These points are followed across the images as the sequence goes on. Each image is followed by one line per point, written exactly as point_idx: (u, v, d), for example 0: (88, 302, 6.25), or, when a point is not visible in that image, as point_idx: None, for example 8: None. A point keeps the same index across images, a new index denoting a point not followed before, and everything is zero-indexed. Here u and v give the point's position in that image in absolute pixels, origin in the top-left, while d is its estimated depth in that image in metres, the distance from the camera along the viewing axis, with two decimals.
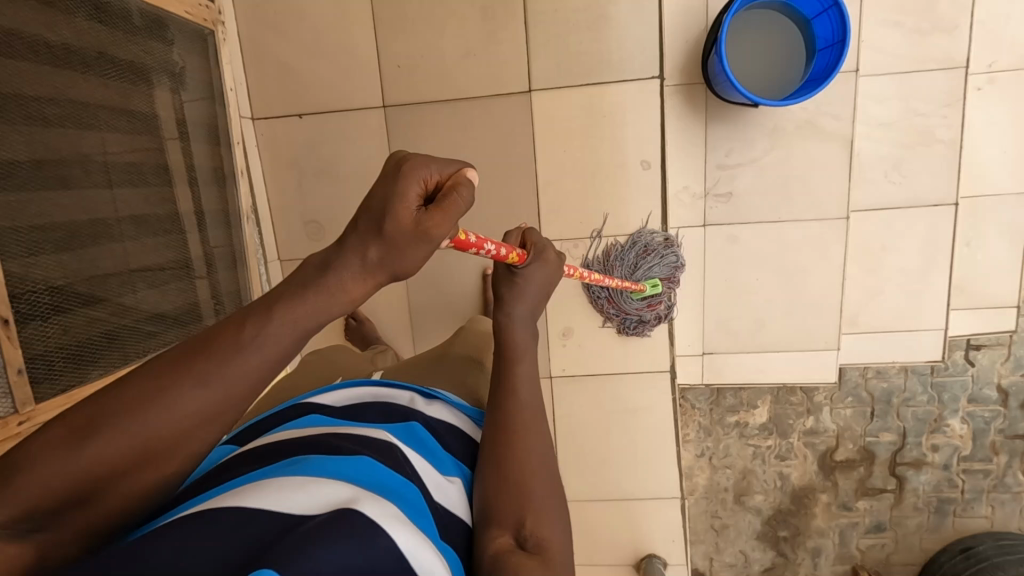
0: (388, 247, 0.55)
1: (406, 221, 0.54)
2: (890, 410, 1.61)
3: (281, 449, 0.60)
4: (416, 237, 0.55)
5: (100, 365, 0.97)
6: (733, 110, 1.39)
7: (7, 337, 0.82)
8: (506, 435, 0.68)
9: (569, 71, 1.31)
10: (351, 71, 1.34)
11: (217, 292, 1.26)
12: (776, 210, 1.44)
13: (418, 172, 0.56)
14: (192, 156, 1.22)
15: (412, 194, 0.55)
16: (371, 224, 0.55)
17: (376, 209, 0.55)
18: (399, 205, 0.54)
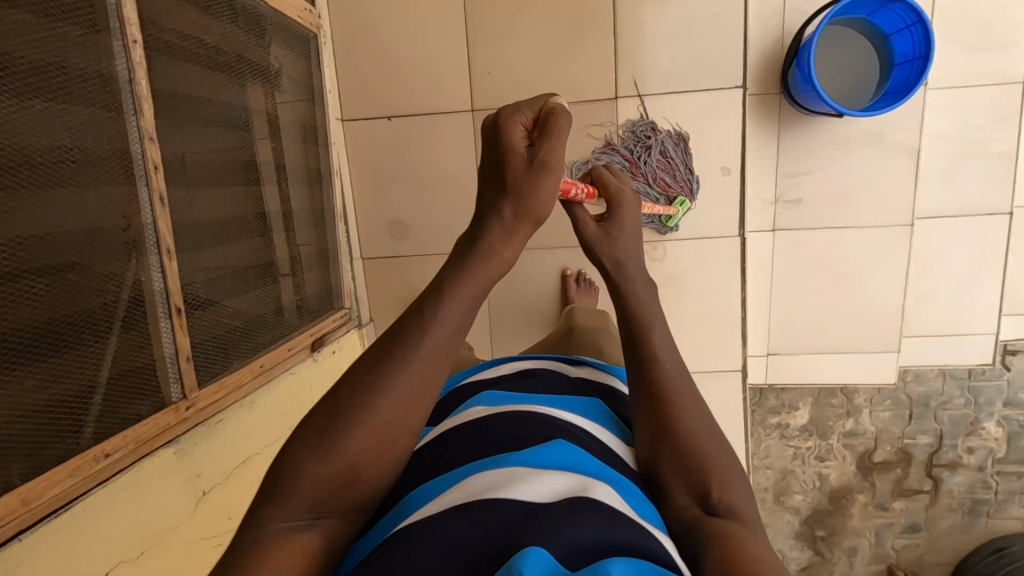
0: (518, 197, 0.59)
1: (521, 165, 0.58)
2: (927, 413, 1.65)
3: (475, 418, 0.64)
4: (535, 172, 0.59)
5: (238, 355, 0.95)
6: (806, 119, 1.44)
7: (180, 327, 0.80)
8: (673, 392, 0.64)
9: (654, 79, 1.36)
10: (442, 75, 1.38)
11: (301, 289, 1.25)
12: (843, 216, 1.49)
13: (515, 117, 0.61)
14: (285, 155, 1.22)
15: (514, 138, 0.60)
16: (492, 185, 0.60)
17: (493, 168, 0.60)
18: (511, 151, 0.59)
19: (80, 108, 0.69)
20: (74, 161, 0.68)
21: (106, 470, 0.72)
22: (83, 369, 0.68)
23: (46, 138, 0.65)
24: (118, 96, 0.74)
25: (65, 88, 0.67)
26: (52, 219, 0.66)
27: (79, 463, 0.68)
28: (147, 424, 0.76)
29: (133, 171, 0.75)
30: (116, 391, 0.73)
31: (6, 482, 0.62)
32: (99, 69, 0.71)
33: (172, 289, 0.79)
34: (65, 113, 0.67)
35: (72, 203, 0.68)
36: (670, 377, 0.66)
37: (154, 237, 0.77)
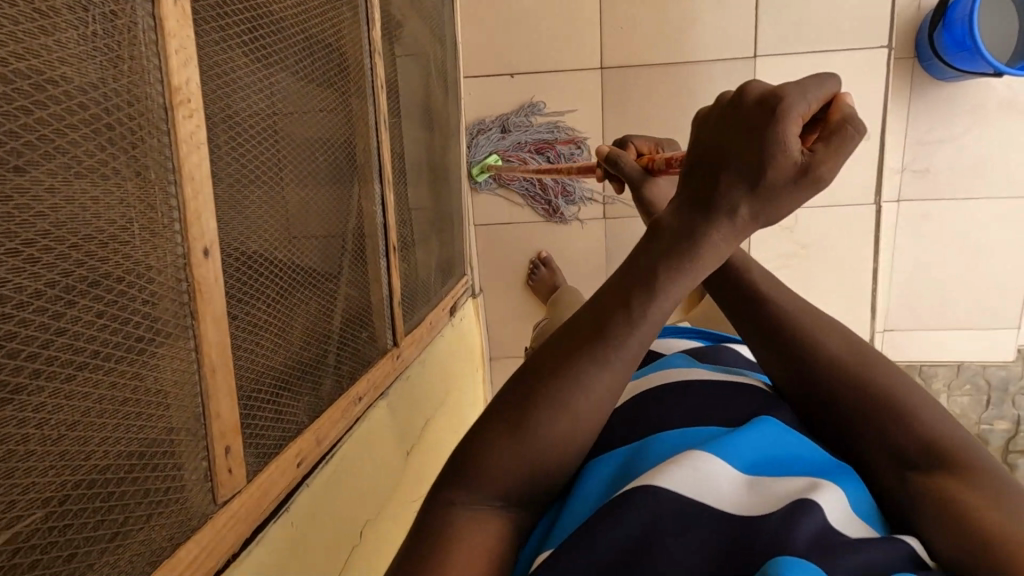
0: (763, 204, 0.41)
1: (788, 170, 0.39)
2: (1005, 398, 1.53)
3: (671, 387, 0.55)
4: (803, 189, 0.40)
5: (415, 311, 0.99)
6: (941, 86, 1.40)
7: (393, 268, 0.88)
8: (847, 371, 0.48)
9: (798, 36, 1.30)
10: (572, 31, 1.31)
11: (415, 268, 1.02)
12: (972, 187, 1.45)
13: (796, 105, 0.39)
14: (406, 101, 1.12)
15: (791, 138, 0.38)
16: (733, 185, 0.41)
17: (740, 164, 0.40)
18: (775, 154, 0.39)
19: (343, 44, 0.75)
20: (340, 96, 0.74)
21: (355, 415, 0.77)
22: (342, 297, 0.75)
23: (321, 84, 0.70)
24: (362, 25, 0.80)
25: (333, 19, 0.73)
26: (321, 161, 0.71)
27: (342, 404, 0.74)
28: (375, 371, 0.82)
29: (371, 111, 0.82)
30: (355, 330, 0.78)
31: (299, 418, 0.67)
32: (345, 28, 0.76)
33: (385, 231, 0.86)
34: (334, 47, 0.73)
35: (340, 136, 0.75)
36: (850, 363, 0.48)
37: (379, 176, 0.84)
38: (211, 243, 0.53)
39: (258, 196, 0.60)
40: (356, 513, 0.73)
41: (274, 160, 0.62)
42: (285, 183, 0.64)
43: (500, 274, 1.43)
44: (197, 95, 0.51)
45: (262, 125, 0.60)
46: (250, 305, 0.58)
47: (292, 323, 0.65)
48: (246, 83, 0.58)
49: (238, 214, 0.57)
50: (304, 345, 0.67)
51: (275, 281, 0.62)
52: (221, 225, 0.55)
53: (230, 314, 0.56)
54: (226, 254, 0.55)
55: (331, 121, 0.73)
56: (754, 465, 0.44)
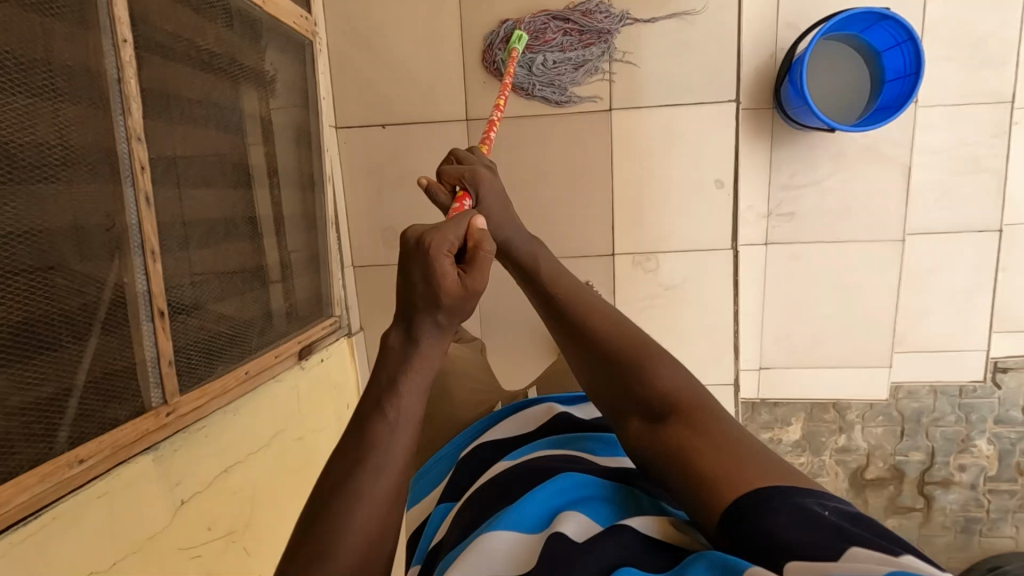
0: (452, 310, 0.57)
1: (452, 288, 0.56)
2: (919, 429, 1.64)
3: (500, 479, 0.64)
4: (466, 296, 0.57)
5: (224, 360, 0.92)
6: (800, 133, 1.46)
7: (162, 329, 0.77)
8: (622, 357, 0.62)
9: (652, 91, 1.36)
10: (437, 84, 1.39)
11: (291, 296, 1.19)
12: (835, 230, 1.50)
13: (438, 248, 0.57)
14: (278, 160, 1.19)
15: (443, 266, 0.57)
16: (427, 304, 0.57)
17: (423, 291, 0.57)
18: (440, 279, 0.56)
19: (66, 90, 0.64)
20: (56, 142, 0.63)
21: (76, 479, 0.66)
22: (57, 372, 0.63)
23: (36, 118, 0.60)
24: (102, 58, 0.69)
25: (48, 59, 0.62)
26: (29, 202, 0.60)
27: (50, 469, 0.63)
28: (121, 431, 0.71)
29: (119, 171, 0.71)
30: (86, 398, 0.67)
31: None
32: (69, 69, 0.64)
33: (154, 291, 0.75)
34: (46, 91, 0.61)
35: (58, 191, 0.63)
36: (622, 350, 0.62)
37: (138, 238, 0.73)
38: None
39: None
40: (126, 535, 0.72)
41: None
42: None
43: (382, 313, 1.48)
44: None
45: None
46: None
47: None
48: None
49: None
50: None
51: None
52: None
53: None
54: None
55: (57, 163, 0.63)
56: (531, 518, 0.55)
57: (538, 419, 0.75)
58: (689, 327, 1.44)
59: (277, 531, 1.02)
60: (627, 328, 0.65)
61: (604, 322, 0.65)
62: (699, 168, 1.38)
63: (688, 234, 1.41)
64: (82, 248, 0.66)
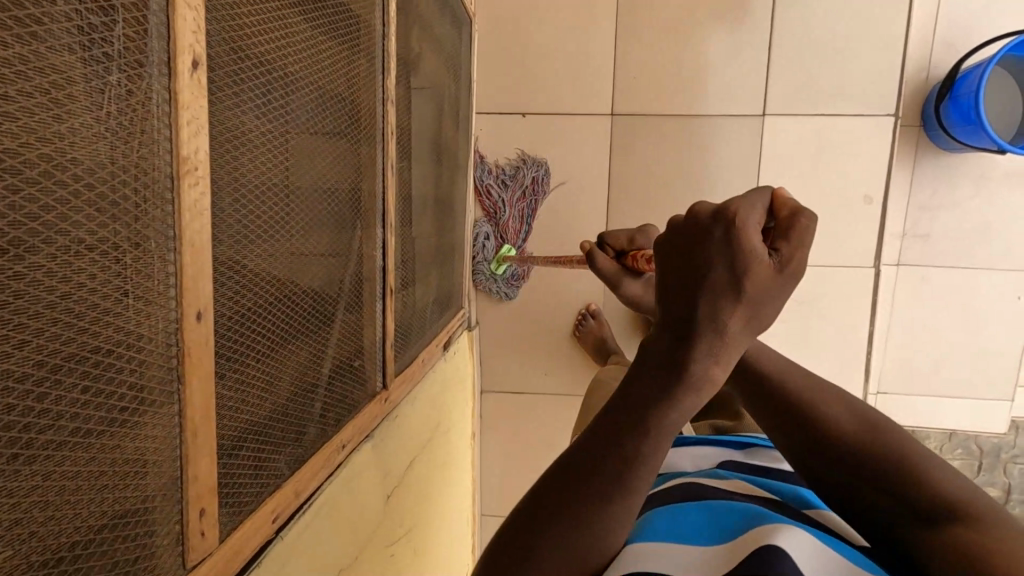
0: (752, 308, 0.41)
1: (765, 269, 0.40)
2: (997, 464, 1.54)
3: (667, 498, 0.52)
4: (784, 280, 0.41)
5: (410, 344, 0.86)
6: (946, 155, 1.41)
7: (389, 308, 0.72)
8: (809, 412, 0.54)
9: (807, 100, 1.32)
10: (585, 75, 1.34)
11: (442, 283, 1.14)
12: (970, 257, 1.46)
13: (749, 219, 0.41)
14: (442, 140, 1.14)
15: (755, 244, 0.41)
16: (720, 293, 0.41)
17: (719, 274, 0.41)
18: (747, 264, 0.41)
19: (358, 48, 0.60)
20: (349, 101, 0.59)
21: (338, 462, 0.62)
22: (328, 346, 0.59)
23: (347, 76, 0.58)
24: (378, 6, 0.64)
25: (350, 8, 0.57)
26: (334, 161, 0.58)
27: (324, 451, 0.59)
28: (364, 414, 0.66)
29: (379, 135, 0.67)
30: (344, 375, 0.63)
31: (280, 466, 0.53)
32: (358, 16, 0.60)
33: (387, 268, 0.70)
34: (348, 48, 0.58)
35: (345, 157, 0.60)
36: (833, 432, 0.51)
37: (384, 209, 0.69)
38: (206, 304, 0.43)
39: (266, 198, 0.48)
40: (362, 533, 0.67)
41: (266, 188, 0.48)
42: (294, 186, 0.52)
43: (500, 307, 1.43)
44: (204, 51, 0.40)
45: (270, 115, 0.48)
46: (232, 333, 0.46)
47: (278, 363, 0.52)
48: (267, 55, 0.46)
49: (230, 266, 0.45)
50: (289, 394, 0.53)
51: (263, 313, 0.49)
52: (215, 266, 0.44)
53: (215, 334, 0.44)
54: (212, 257, 0.43)
55: (351, 126, 0.60)
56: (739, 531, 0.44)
57: (704, 457, 0.62)
58: (813, 342, 1.40)
59: (425, 528, 0.96)
60: (868, 419, 0.52)
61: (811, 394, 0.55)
62: (848, 180, 1.33)
63: (830, 249, 1.36)
64: (354, 214, 0.63)
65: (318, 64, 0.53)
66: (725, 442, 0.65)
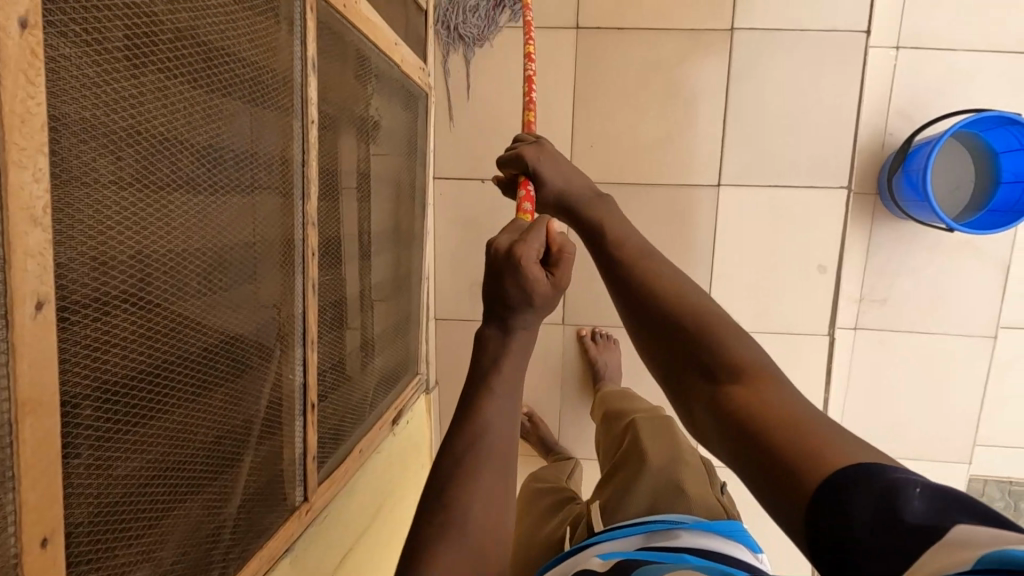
0: (540, 309, 0.65)
1: (545, 289, 0.64)
2: None
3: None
4: (555, 291, 0.66)
5: (344, 439, 0.87)
6: (902, 221, 1.43)
7: (311, 422, 0.72)
8: (659, 296, 0.63)
9: (761, 170, 1.34)
10: (542, 142, 1.36)
11: (394, 357, 1.16)
12: (926, 321, 1.47)
13: (529, 253, 0.64)
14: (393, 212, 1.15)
15: (535, 271, 0.63)
16: (518, 296, 0.64)
17: (515, 291, 0.63)
18: (532, 283, 0.63)
19: (261, 188, 0.60)
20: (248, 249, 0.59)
21: None
22: (228, 492, 0.59)
23: (240, 225, 0.57)
24: (288, 137, 0.64)
25: (245, 160, 0.57)
26: (228, 313, 0.57)
27: None
28: (275, 541, 0.66)
29: (293, 260, 0.67)
30: (249, 509, 0.63)
31: None
32: (260, 161, 0.60)
33: (308, 384, 0.71)
34: (244, 198, 0.58)
35: (246, 303, 0.59)
36: (676, 318, 0.61)
37: (302, 328, 0.69)
38: (54, 523, 0.42)
39: (135, 390, 0.47)
40: None
41: (143, 376, 0.47)
42: (180, 360, 0.51)
43: (460, 367, 1.44)
44: (51, 289, 0.40)
45: (145, 304, 0.47)
46: (94, 534, 0.45)
47: (160, 534, 0.52)
48: (132, 252, 0.46)
49: (92, 467, 0.45)
50: (174, 559, 0.53)
51: (138, 496, 0.48)
52: (69, 478, 0.43)
53: (69, 546, 0.43)
54: (64, 474, 0.43)
55: (248, 271, 0.59)
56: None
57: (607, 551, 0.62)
58: None
59: None
60: (700, 304, 0.62)
61: (665, 276, 0.65)
62: (802, 251, 1.35)
63: (786, 318, 1.38)
64: (262, 351, 0.63)
65: (206, 230, 0.53)
66: (627, 532, 0.66)
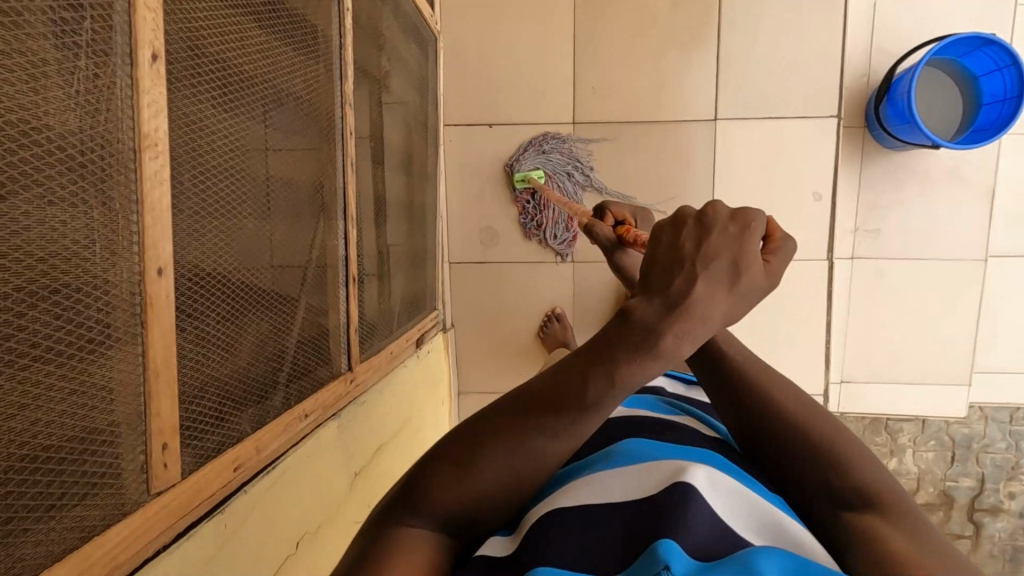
0: (739, 300, 0.43)
1: (756, 270, 0.44)
2: (970, 455, 1.60)
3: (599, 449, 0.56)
4: (766, 282, 0.45)
5: (380, 336, 0.95)
6: (891, 153, 1.50)
7: (353, 295, 0.81)
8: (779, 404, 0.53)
9: (755, 106, 1.41)
10: (546, 89, 1.42)
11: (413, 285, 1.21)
12: (919, 248, 1.53)
13: (755, 221, 0.45)
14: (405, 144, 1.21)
15: (756, 246, 0.44)
16: (719, 272, 0.43)
17: (721, 260, 0.43)
18: (746, 257, 0.43)
19: (311, 58, 0.71)
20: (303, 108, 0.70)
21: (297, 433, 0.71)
22: (291, 320, 0.69)
23: (297, 80, 0.69)
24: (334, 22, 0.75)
25: (303, 29, 0.69)
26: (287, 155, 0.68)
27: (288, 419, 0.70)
28: (324, 392, 0.76)
29: (336, 134, 0.77)
30: (307, 352, 0.73)
31: (242, 416, 0.63)
32: (314, 37, 0.71)
33: (351, 257, 0.80)
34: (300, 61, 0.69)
35: (303, 153, 0.71)
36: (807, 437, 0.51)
37: (346, 202, 0.79)
38: (166, 261, 0.52)
39: (220, 178, 0.58)
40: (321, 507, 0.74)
41: (225, 168, 0.59)
42: (251, 172, 0.62)
43: (473, 310, 1.49)
44: (161, 46, 0.51)
45: (228, 110, 0.59)
46: (193, 288, 0.56)
47: (240, 321, 0.62)
48: (220, 60, 0.57)
49: (191, 229, 0.55)
50: (250, 360, 0.63)
51: (222, 272, 0.59)
52: (176, 230, 0.54)
53: (177, 288, 0.54)
54: (173, 223, 0.54)
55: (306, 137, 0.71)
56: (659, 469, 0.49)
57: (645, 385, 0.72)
58: (772, 336, 1.47)
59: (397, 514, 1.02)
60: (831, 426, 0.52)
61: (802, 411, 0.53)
62: (796, 181, 1.42)
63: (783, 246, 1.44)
64: (316, 206, 0.73)
65: (273, 72, 0.64)
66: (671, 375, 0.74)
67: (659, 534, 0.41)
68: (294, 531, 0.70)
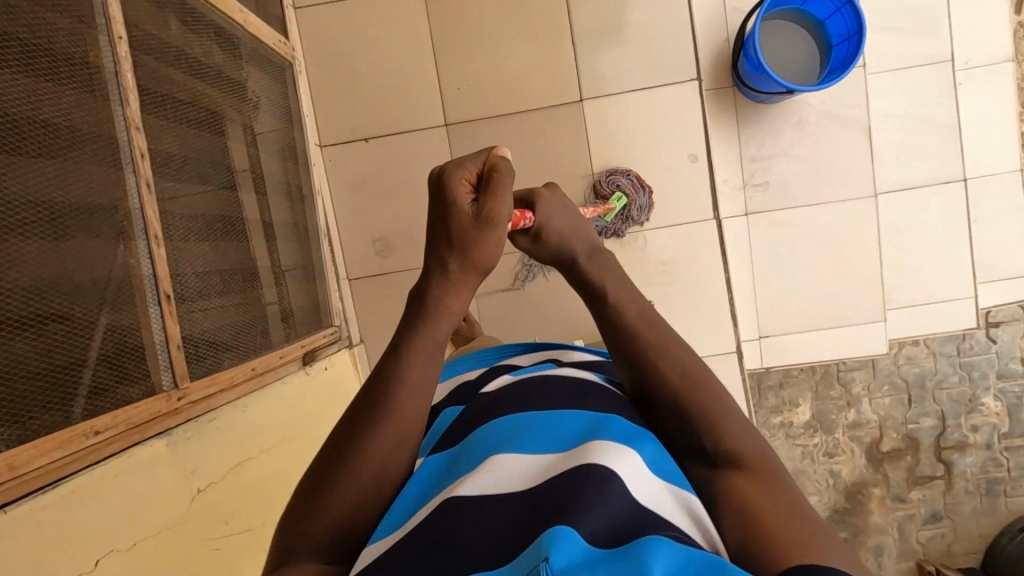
0: (464, 248, 0.62)
1: (466, 220, 0.61)
2: (926, 394, 1.59)
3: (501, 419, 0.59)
4: (482, 223, 0.61)
5: (232, 354, 1.04)
6: (762, 106, 1.53)
7: (169, 313, 0.90)
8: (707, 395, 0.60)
9: (617, 80, 1.44)
10: (413, 95, 1.45)
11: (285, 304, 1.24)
12: (813, 192, 1.55)
13: (458, 174, 0.63)
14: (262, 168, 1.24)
15: (461, 197, 0.62)
16: (443, 237, 0.62)
17: (442, 225, 0.62)
18: (456, 210, 0.62)
19: (70, 92, 0.80)
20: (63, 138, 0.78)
21: (93, 453, 0.76)
22: (72, 336, 0.76)
23: (53, 111, 0.77)
24: (100, 57, 0.85)
25: (57, 68, 0.78)
26: (41, 177, 0.75)
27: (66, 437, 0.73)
28: (138, 407, 0.82)
29: (121, 160, 0.87)
30: (96, 365, 0.79)
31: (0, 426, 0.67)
32: (73, 75, 0.81)
33: (158, 277, 0.89)
34: (56, 94, 0.78)
35: (71, 180, 0.79)
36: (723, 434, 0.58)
37: (142, 225, 0.88)
38: None
39: None
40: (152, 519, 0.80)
41: None
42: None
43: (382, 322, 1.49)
44: None
45: None
46: None
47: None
48: None
49: None
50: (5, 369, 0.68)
51: None
52: None
53: None
54: None
55: (72, 166, 0.79)
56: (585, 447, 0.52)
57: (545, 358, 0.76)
58: (685, 303, 1.47)
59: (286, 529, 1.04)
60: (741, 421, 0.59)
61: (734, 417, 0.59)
62: (670, 147, 1.45)
63: (673, 211, 1.45)
64: (98, 230, 0.82)
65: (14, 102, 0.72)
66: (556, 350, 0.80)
67: (554, 526, 0.42)
68: (98, 541, 0.73)
